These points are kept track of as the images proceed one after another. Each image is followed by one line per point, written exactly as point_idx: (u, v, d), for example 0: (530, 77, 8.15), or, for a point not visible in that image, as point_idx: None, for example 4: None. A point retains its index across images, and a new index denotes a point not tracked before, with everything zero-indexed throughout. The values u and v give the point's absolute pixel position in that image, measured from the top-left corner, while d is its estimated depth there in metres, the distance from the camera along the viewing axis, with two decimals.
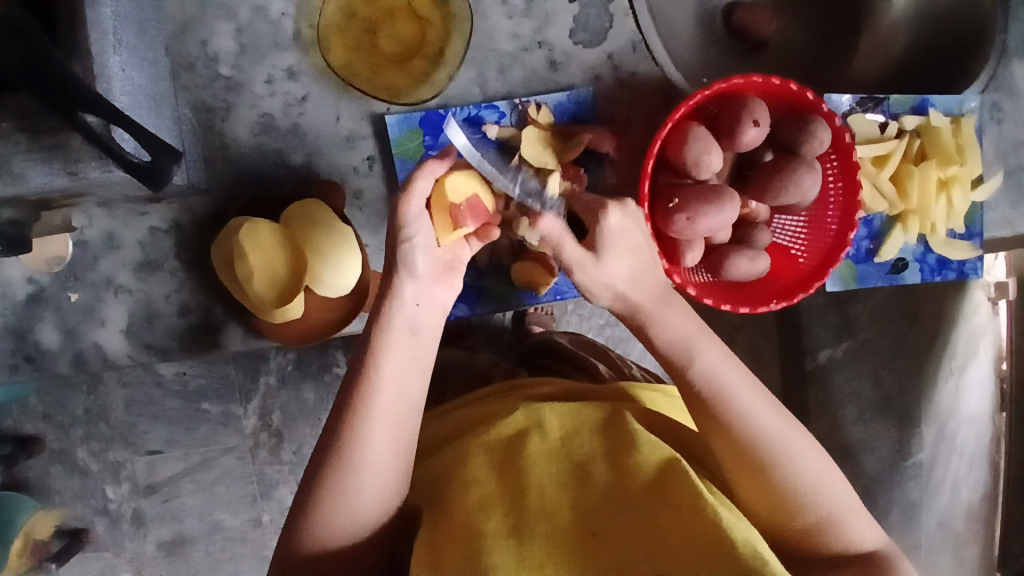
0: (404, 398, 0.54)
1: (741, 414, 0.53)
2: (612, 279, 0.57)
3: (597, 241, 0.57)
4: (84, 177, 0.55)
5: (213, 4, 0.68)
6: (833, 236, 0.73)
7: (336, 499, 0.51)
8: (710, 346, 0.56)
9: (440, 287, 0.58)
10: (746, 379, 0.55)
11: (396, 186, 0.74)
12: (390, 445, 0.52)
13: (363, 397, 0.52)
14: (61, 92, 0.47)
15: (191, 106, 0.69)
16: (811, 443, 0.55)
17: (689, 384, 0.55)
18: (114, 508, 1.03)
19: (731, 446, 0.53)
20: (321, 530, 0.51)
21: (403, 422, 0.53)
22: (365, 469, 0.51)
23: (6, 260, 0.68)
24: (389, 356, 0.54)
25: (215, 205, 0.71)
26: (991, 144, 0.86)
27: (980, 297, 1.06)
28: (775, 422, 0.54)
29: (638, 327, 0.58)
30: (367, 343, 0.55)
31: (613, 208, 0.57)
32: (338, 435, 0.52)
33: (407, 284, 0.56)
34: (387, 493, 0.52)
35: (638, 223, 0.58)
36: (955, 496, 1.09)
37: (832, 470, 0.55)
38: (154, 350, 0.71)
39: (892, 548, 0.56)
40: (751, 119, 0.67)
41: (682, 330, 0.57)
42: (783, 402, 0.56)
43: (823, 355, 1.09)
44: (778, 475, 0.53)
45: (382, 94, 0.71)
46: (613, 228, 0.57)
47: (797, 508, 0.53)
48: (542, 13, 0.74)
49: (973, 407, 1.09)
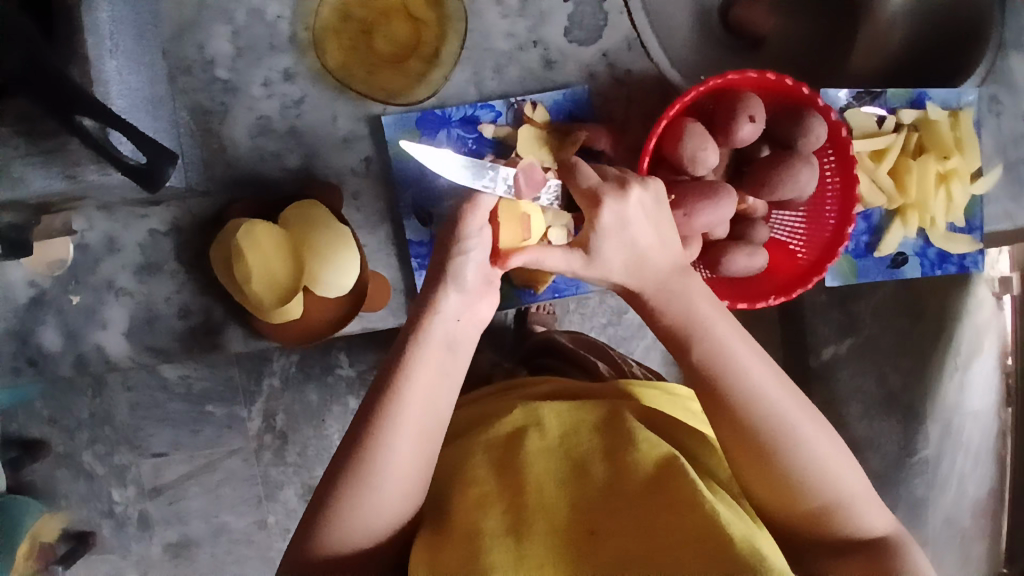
0: (432, 411, 0.53)
1: (748, 400, 0.53)
2: (608, 261, 0.57)
3: (590, 238, 0.56)
4: (82, 180, 0.56)
5: (210, 8, 0.69)
6: (832, 230, 0.73)
7: (352, 507, 0.50)
8: (718, 328, 0.56)
9: (482, 301, 0.57)
10: (757, 363, 0.55)
11: (394, 186, 0.74)
12: (411, 455, 0.52)
13: (389, 407, 0.52)
14: (59, 95, 0.48)
15: (189, 110, 0.69)
16: (822, 428, 0.54)
17: (695, 369, 0.55)
18: (120, 511, 1.03)
19: (738, 431, 0.53)
20: (335, 537, 0.50)
21: (430, 435, 0.53)
22: (385, 478, 0.51)
23: (8, 264, 0.68)
24: (420, 367, 0.53)
25: (214, 207, 0.71)
26: (990, 138, 0.86)
27: (985, 292, 1.05)
28: (784, 406, 0.53)
29: (643, 308, 0.58)
30: (398, 353, 0.54)
31: (609, 200, 0.55)
32: (360, 443, 0.51)
33: (451, 297, 0.55)
34: (404, 502, 0.52)
35: (641, 202, 0.56)
36: (961, 493, 1.09)
37: (843, 455, 0.55)
38: (155, 352, 0.72)
39: (901, 533, 0.56)
40: (747, 114, 0.67)
41: (687, 314, 0.56)
42: (795, 385, 0.55)
43: (826, 351, 1.12)
44: (783, 463, 0.52)
45: (378, 95, 0.72)
46: (608, 226, 0.55)
47: (802, 495, 0.53)
48: (536, 13, 0.74)
49: (977, 402, 1.08)
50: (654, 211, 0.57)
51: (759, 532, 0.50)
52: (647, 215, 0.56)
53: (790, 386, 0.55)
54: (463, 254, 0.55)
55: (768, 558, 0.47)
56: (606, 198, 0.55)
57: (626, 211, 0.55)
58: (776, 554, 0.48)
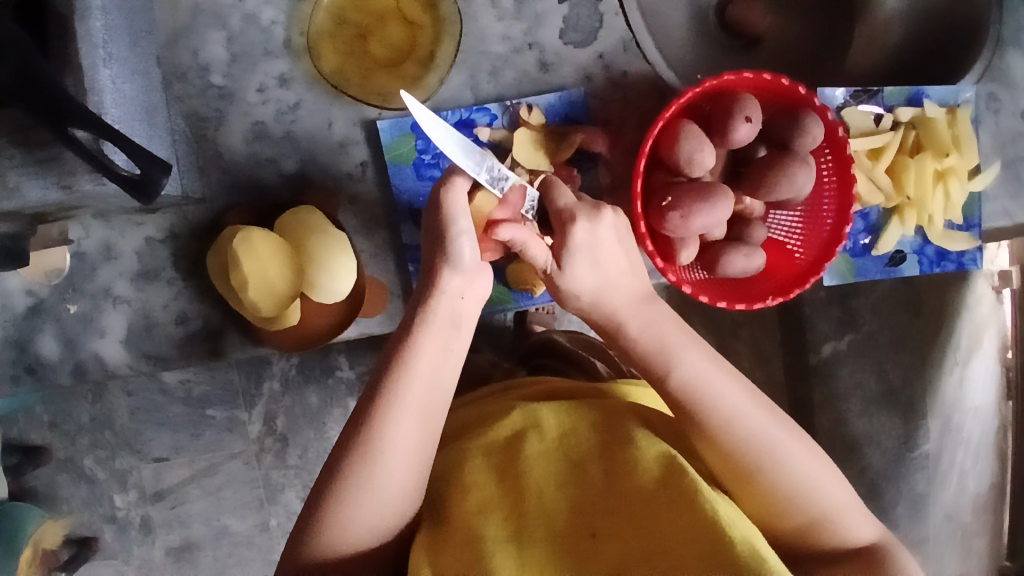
0: (435, 393, 0.54)
1: (724, 425, 0.53)
2: (582, 283, 0.57)
3: (561, 255, 0.56)
4: (78, 189, 0.56)
5: (204, 14, 0.69)
6: (830, 229, 0.73)
7: (356, 493, 0.51)
8: (689, 354, 0.55)
9: (483, 278, 0.57)
10: (735, 391, 0.54)
11: (390, 191, 0.74)
12: (412, 441, 0.52)
13: (392, 390, 0.52)
14: (51, 107, 0.48)
15: (184, 116, 0.69)
16: (805, 443, 0.54)
17: (670, 396, 0.54)
18: (121, 516, 1.03)
19: (718, 452, 0.53)
20: (343, 526, 0.51)
21: (432, 414, 0.54)
22: (390, 460, 0.51)
23: (5, 272, 0.68)
24: (425, 347, 0.54)
25: (211, 214, 0.71)
26: (987, 136, 0.84)
27: (983, 288, 1.06)
28: (761, 429, 0.53)
29: (611, 338, 0.58)
30: (401, 337, 0.55)
31: (581, 221, 0.55)
32: (362, 429, 0.52)
33: (451, 277, 0.56)
34: (410, 485, 0.52)
35: (609, 227, 0.57)
36: (962, 488, 1.10)
37: (827, 470, 0.55)
38: (153, 359, 0.71)
39: (891, 539, 0.56)
40: (744, 115, 0.67)
41: (656, 341, 0.56)
42: (773, 403, 0.55)
43: (827, 348, 1.08)
44: (767, 482, 0.53)
45: (375, 99, 0.72)
46: (579, 242, 0.56)
47: (792, 509, 0.53)
48: (532, 15, 0.74)
49: (977, 398, 1.09)
50: (625, 236, 0.58)
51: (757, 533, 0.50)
52: (617, 239, 0.57)
53: (767, 406, 0.55)
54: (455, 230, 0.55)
55: (767, 557, 0.47)
56: (578, 220, 0.55)
57: (596, 231, 0.56)
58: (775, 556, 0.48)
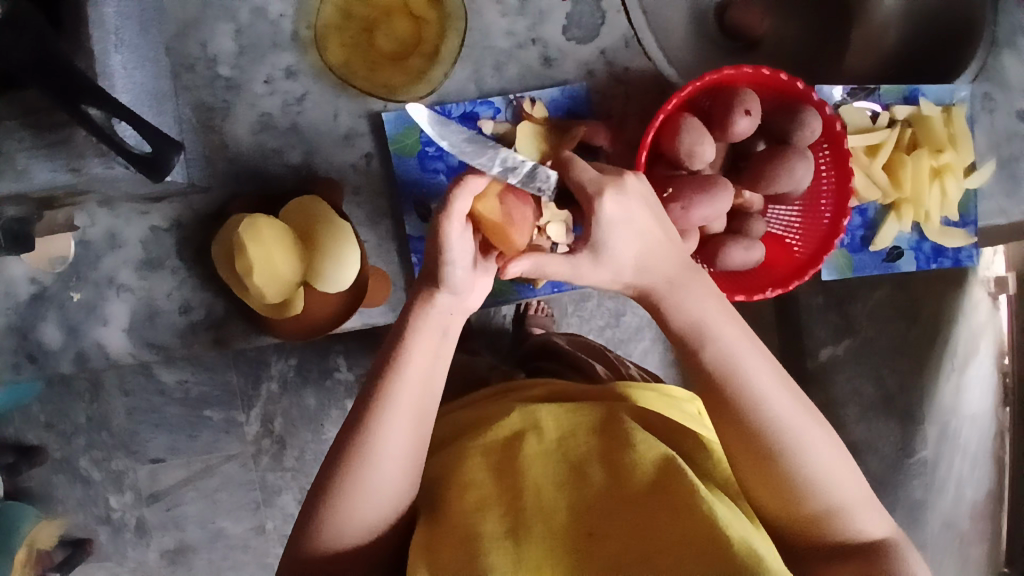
0: (424, 399, 0.53)
1: (753, 403, 0.52)
2: (619, 257, 0.55)
3: (594, 231, 0.53)
4: (87, 172, 0.56)
5: (213, 7, 0.70)
6: (828, 224, 0.75)
7: (349, 499, 0.50)
8: (729, 331, 0.54)
9: (476, 290, 0.55)
10: (766, 369, 0.53)
11: (395, 182, 0.75)
12: (401, 445, 0.51)
13: (384, 398, 0.51)
14: (63, 84, 0.48)
15: (191, 106, 0.70)
16: (825, 433, 0.54)
17: (706, 369, 0.53)
18: (116, 517, 1.03)
19: (741, 433, 0.52)
20: (336, 531, 0.51)
21: (422, 420, 0.53)
22: (382, 466, 0.51)
23: (9, 259, 0.68)
24: (414, 357, 0.52)
25: (217, 202, 0.72)
26: (982, 134, 0.86)
27: (979, 295, 1.07)
28: (788, 414, 0.52)
29: (654, 308, 0.56)
30: (392, 343, 0.53)
31: (607, 194, 0.52)
32: (353, 436, 0.51)
33: (445, 297, 0.53)
34: (399, 488, 0.52)
35: (637, 192, 0.54)
36: (960, 495, 1.10)
37: (845, 461, 0.54)
38: (156, 348, 0.72)
39: (899, 539, 0.56)
40: (743, 108, 0.68)
41: (703, 314, 0.54)
42: (802, 392, 0.55)
43: (824, 353, 1.10)
44: (788, 465, 0.52)
45: (379, 91, 0.72)
46: (610, 215, 0.53)
47: (807, 498, 0.52)
48: (535, 11, 0.75)
49: (973, 405, 1.10)
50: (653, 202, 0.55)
51: (755, 533, 0.51)
52: (645, 203, 0.54)
53: (799, 395, 0.54)
54: (446, 263, 0.50)
55: (765, 558, 0.47)
56: (606, 191, 0.53)
57: (625, 202, 0.53)
58: (772, 555, 0.48)
